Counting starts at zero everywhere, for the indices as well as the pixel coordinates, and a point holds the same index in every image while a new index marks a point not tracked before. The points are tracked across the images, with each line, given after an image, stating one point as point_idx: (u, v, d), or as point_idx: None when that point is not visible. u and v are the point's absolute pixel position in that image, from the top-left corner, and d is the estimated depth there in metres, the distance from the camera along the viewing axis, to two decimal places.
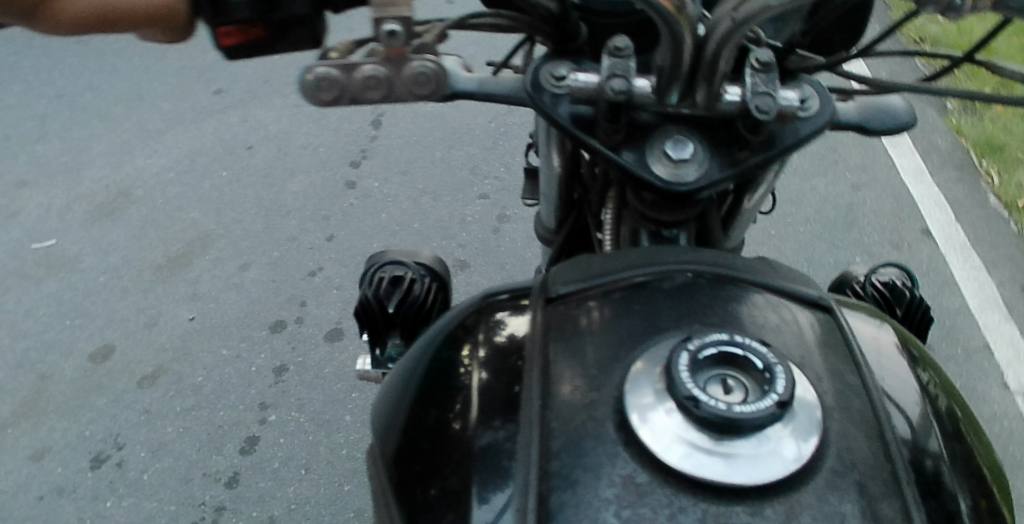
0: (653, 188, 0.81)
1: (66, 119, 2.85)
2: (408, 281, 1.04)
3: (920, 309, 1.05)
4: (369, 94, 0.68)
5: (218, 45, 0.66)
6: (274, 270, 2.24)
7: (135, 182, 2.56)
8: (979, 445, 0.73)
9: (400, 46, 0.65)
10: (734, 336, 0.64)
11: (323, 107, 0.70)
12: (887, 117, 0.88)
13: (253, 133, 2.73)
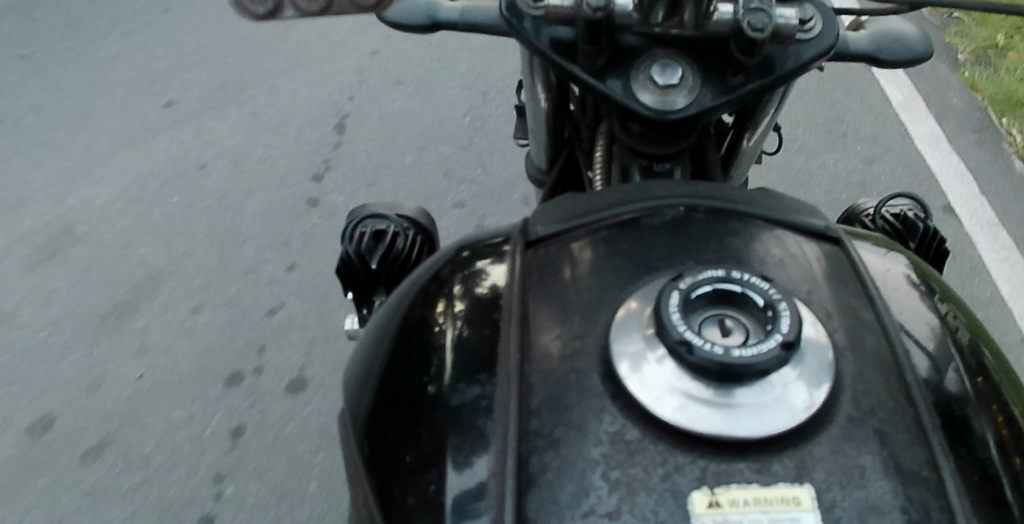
0: (643, 114, 0.92)
1: (38, 63, 2.68)
2: (391, 235, 1.31)
3: (927, 237, 1.31)
4: (307, 7, 0.65)
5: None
6: (267, 207, 2.14)
7: (78, 216, 2.13)
8: (1011, 387, 0.72)
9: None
10: (731, 273, 0.60)
11: (259, 24, 0.66)
12: (896, 49, 1.05)
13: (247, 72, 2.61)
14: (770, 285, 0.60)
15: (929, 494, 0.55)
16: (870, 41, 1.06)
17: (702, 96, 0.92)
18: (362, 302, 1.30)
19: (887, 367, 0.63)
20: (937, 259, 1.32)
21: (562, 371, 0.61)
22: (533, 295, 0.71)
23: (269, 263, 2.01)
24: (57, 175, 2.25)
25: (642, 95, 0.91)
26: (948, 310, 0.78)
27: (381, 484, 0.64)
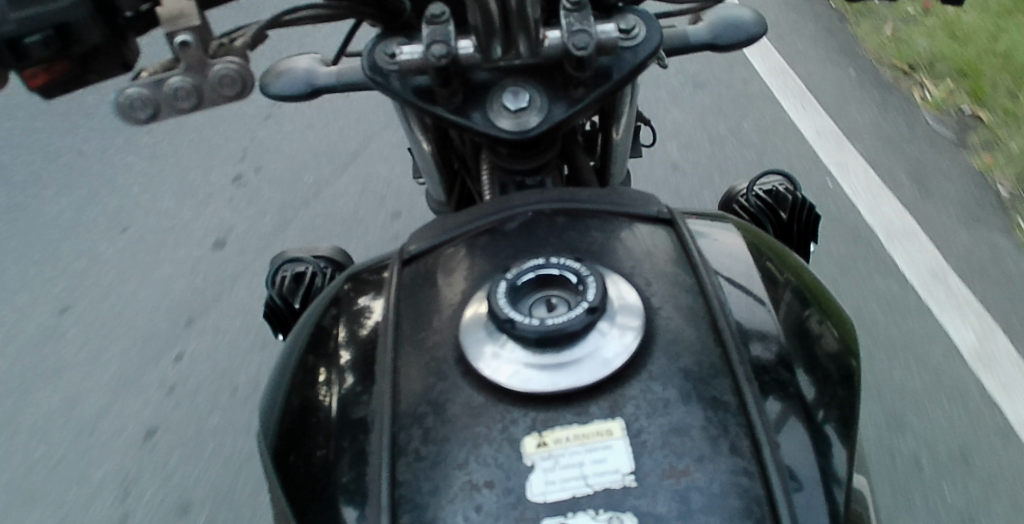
0: (505, 139, 1.03)
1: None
2: (310, 275, 1.42)
3: (801, 207, 1.42)
4: (181, 105, 0.77)
5: (30, 87, 0.78)
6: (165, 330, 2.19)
7: None
8: (826, 327, 0.85)
9: (198, 53, 0.76)
10: (549, 259, 0.72)
11: (144, 126, 0.78)
12: (740, 30, 1.19)
13: (173, 166, 2.82)
14: (582, 264, 0.72)
15: (731, 414, 0.66)
16: (709, 30, 1.21)
17: (552, 112, 1.02)
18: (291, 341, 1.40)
19: (700, 319, 0.75)
20: (810, 226, 1.43)
21: (425, 362, 0.73)
22: (405, 304, 0.82)
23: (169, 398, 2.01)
24: None
25: (499, 122, 1.02)
26: (773, 266, 0.91)
27: (282, 469, 0.74)
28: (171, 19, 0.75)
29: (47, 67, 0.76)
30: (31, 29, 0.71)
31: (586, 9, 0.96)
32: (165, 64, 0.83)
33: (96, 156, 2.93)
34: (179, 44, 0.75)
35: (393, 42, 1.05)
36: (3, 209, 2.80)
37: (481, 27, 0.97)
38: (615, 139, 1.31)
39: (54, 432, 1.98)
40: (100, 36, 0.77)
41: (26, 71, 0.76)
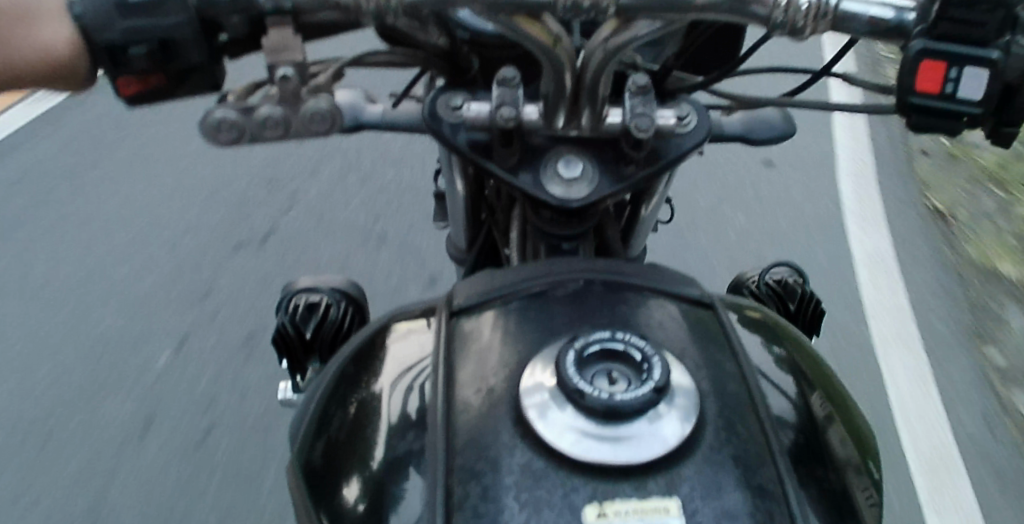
0: (552, 204, 1.07)
1: (66, 214, 3.18)
2: (325, 306, 1.42)
3: (810, 303, 1.50)
4: (268, 133, 0.78)
5: (120, 94, 0.78)
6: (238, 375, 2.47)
7: (39, 414, 2.37)
8: (855, 432, 0.88)
9: (295, 87, 0.77)
10: (616, 333, 0.75)
11: (226, 148, 0.80)
12: (771, 132, 1.25)
13: (200, 237, 3.02)
14: (646, 341, 0.75)
15: (776, 505, 0.69)
16: (742, 124, 1.27)
17: (601, 184, 1.08)
18: (296, 369, 1.40)
19: (745, 407, 0.78)
20: (814, 320, 1.50)
21: (479, 417, 0.74)
22: (456, 353, 0.84)
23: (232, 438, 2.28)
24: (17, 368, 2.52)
25: (551, 187, 1.07)
26: (804, 365, 0.94)
27: (339, 519, 0.78)
28: (274, 51, 0.76)
29: (142, 77, 0.77)
30: (134, 42, 0.73)
31: (650, 94, 1.03)
32: (248, 86, 0.86)
33: (133, 216, 3.14)
34: (279, 76, 0.76)
35: (457, 95, 1.09)
36: (69, 237, 3.06)
37: (552, 94, 1.00)
38: (642, 215, 1.37)
39: (124, 456, 2.24)
40: (200, 56, 0.77)
41: (120, 79, 0.77)
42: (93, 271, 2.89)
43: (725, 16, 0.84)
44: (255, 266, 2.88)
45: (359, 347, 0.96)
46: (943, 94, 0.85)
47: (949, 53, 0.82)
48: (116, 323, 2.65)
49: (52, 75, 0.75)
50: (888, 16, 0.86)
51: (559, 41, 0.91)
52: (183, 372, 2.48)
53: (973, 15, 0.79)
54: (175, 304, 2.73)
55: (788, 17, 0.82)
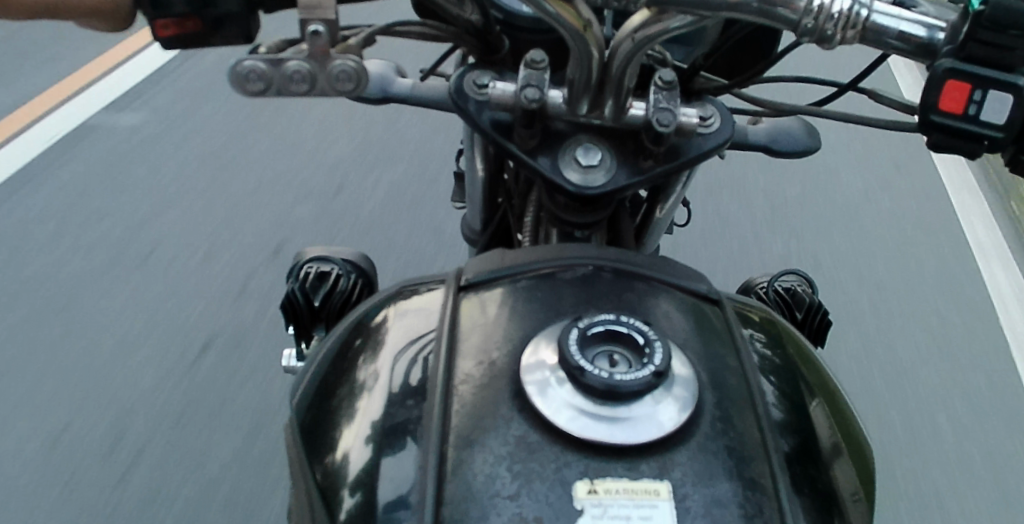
0: (568, 190, 1.08)
1: (84, 147, 3.15)
2: (335, 276, 1.43)
3: (817, 313, 1.50)
4: (294, 87, 0.78)
5: (155, 36, 0.79)
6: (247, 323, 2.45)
7: (42, 338, 2.35)
8: (852, 439, 0.88)
9: (324, 44, 0.77)
10: (620, 317, 0.75)
11: (252, 99, 0.79)
12: (791, 144, 1.24)
13: (210, 188, 2.97)
14: (650, 328, 0.75)
15: (766, 499, 0.70)
16: (766, 134, 1.26)
17: (617, 175, 1.08)
18: (302, 336, 1.40)
19: (743, 402, 0.78)
20: (820, 330, 1.51)
21: (479, 388, 0.75)
22: (462, 325, 0.84)
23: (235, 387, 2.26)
24: (24, 295, 2.50)
25: (569, 173, 1.07)
26: (806, 370, 0.94)
27: (333, 481, 0.80)
28: (308, 7, 0.77)
29: (178, 20, 0.78)
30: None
31: (676, 91, 1.04)
32: (279, 44, 0.88)
33: (153, 157, 3.12)
34: (310, 32, 0.76)
35: (483, 73, 1.10)
36: (85, 170, 3.03)
37: (578, 81, 1.01)
38: (657, 216, 1.37)
39: (122, 389, 2.21)
40: (236, 3, 0.78)
41: (158, 20, 0.77)
42: (97, 214, 2.83)
43: (751, 17, 0.82)
44: (267, 220, 2.84)
45: (368, 315, 0.97)
46: (966, 115, 0.84)
47: (974, 76, 0.81)
48: (116, 266, 2.60)
49: (95, 9, 0.75)
50: (919, 33, 0.87)
51: (588, 26, 0.92)
52: (181, 319, 2.42)
53: (1004, 40, 0.78)
54: (178, 251, 2.67)
55: (817, 24, 0.83)
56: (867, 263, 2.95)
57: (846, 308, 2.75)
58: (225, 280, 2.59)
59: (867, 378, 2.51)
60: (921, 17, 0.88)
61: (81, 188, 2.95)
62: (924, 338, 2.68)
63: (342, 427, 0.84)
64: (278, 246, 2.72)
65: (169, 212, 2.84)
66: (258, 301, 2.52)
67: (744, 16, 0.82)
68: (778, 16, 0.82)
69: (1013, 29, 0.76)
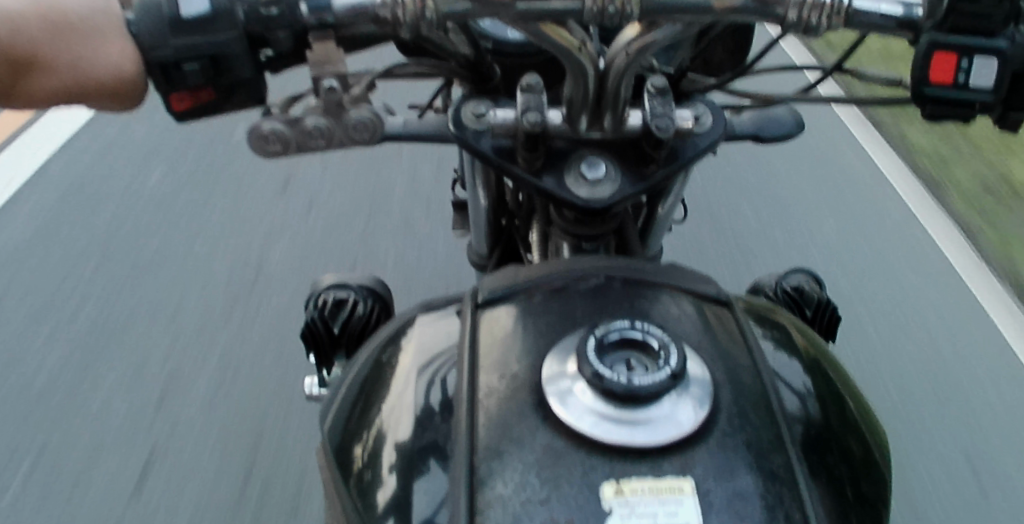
0: (576, 205, 1.11)
1: (99, 192, 3.20)
2: (352, 302, 1.45)
3: (826, 309, 1.56)
4: (312, 143, 0.82)
5: (170, 109, 0.81)
6: (267, 349, 2.48)
7: (70, 381, 2.38)
8: (865, 423, 0.92)
9: (339, 97, 0.80)
10: (634, 323, 0.78)
11: (273, 158, 0.83)
12: (777, 128, 1.31)
13: (216, 227, 3.00)
14: (662, 332, 0.78)
15: (786, 488, 0.72)
16: (752, 123, 1.32)
17: (622, 185, 1.12)
18: (323, 363, 1.45)
19: (758, 397, 0.81)
20: (830, 326, 1.56)
21: (504, 400, 0.78)
22: (480, 341, 0.87)
23: (258, 409, 2.29)
24: (49, 338, 2.54)
25: (575, 188, 1.11)
26: (818, 359, 0.98)
27: (368, 504, 0.83)
28: (318, 64, 0.79)
29: (192, 92, 0.80)
30: (184, 57, 0.76)
31: (668, 96, 1.09)
32: (287, 100, 0.90)
33: (166, 197, 3.17)
34: (325, 88, 0.79)
35: (481, 103, 1.14)
36: (102, 214, 3.08)
37: (576, 98, 1.05)
38: (659, 212, 1.46)
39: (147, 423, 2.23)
40: (247, 71, 0.80)
41: (172, 94, 0.79)
42: (104, 258, 2.85)
43: (747, 18, 0.89)
44: (280, 250, 2.88)
45: (387, 344, 1.01)
46: (956, 84, 0.88)
47: (961, 45, 0.86)
48: (128, 310, 2.62)
49: (113, 93, 0.77)
50: (897, 12, 0.90)
51: (583, 46, 0.96)
52: (194, 358, 2.44)
53: (982, 8, 0.84)
54: (188, 292, 2.69)
55: (802, 16, 0.87)
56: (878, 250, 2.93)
57: (861, 299, 2.72)
58: (235, 315, 2.60)
59: (885, 359, 2.51)
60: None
61: (88, 235, 2.98)
62: (943, 320, 2.65)
63: (372, 449, 0.88)
64: (286, 279, 2.75)
65: (177, 253, 2.87)
66: (268, 333, 2.53)
67: (744, 18, 0.89)
68: (773, 12, 0.88)
69: None
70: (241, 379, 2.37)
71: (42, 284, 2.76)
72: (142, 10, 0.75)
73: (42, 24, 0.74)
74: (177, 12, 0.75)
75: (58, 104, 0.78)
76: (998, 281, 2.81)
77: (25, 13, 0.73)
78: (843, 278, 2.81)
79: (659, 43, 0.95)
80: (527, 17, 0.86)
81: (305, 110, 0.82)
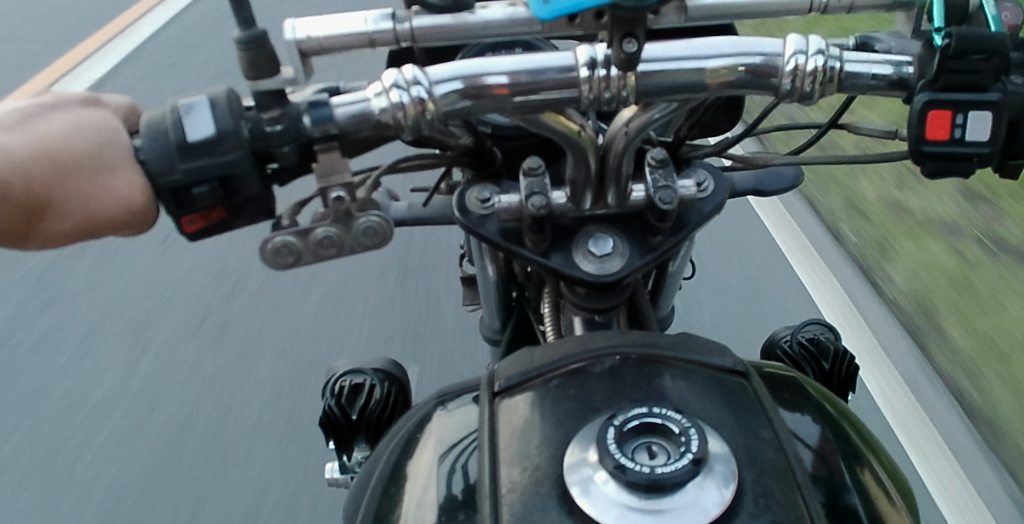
0: (585, 280, 1.12)
1: (115, 284, 3.27)
2: (368, 387, 1.47)
3: (844, 359, 1.55)
4: (326, 252, 0.85)
5: (183, 232, 0.85)
6: (296, 430, 2.54)
7: (100, 478, 2.42)
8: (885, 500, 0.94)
9: (347, 206, 0.85)
10: (652, 409, 0.79)
11: (286, 270, 0.87)
12: (782, 181, 1.32)
13: (227, 311, 3.04)
14: (681, 416, 0.78)
15: None
16: (753, 178, 1.33)
17: (631, 257, 1.12)
18: (343, 449, 1.44)
19: (783, 473, 0.81)
20: (850, 376, 1.54)
21: (526, 494, 0.78)
22: (500, 433, 0.87)
23: (289, 492, 2.35)
24: (78, 436, 2.58)
25: (583, 265, 1.12)
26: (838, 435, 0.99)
27: None
28: (327, 175, 0.85)
29: (203, 213, 0.84)
30: (194, 180, 0.79)
31: (669, 167, 1.10)
32: (295, 207, 0.92)
33: (180, 281, 3.23)
34: (334, 198, 0.84)
35: (485, 188, 1.16)
36: (121, 303, 3.15)
37: (579, 179, 1.06)
38: (671, 269, 1.45)
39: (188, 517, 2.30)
40: (256, 188, 0.83)
41: (184, 218, 0.84)
42: (117, 352, 2.89)
43: (740, 89, 0.90)
44: (296, 327, 2.93)
45: (406, 435, 1.02)
46: (951, 139, 0.90)
47: (954, 102, 0.88)
48: (150, 403, 2.66)
49: (126, 223, 0.80)
50: (888, 72, 0.92)
51: (582, 130, 0.97)
52: (218, 453, 2.47)
53: (971, 65, 0.86)
54: (204, 382, 2.73)
55: (795, 85, 0.89)
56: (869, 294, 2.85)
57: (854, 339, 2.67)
58: (253, 405, 2.63)
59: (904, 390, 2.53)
60: (888, 56, 0.93)
61: (99, 328, 3.03)
62: None
63: None
64: (299, 362, 2.78)
65: (190, 342, 2.91)
66: (286, 427, 2.56)
67: (736, 90, 0.90)
68: (770, 84, 0.89)
69: (975, 54, 0.85)
70: (269, 465, 2.43)
71: (57, 380, 2.81)
72: (149, 136, 0.79)
73: (52, 166, 0.75)
74: (183, 137, 0.78)
75: (66, 243, 0.79)
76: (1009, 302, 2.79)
77: (36, 156, 0.75)
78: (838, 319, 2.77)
79: (656, 122, 0.97)
80: (527, 108, 0.87)
81: (314, 221, 0.86)
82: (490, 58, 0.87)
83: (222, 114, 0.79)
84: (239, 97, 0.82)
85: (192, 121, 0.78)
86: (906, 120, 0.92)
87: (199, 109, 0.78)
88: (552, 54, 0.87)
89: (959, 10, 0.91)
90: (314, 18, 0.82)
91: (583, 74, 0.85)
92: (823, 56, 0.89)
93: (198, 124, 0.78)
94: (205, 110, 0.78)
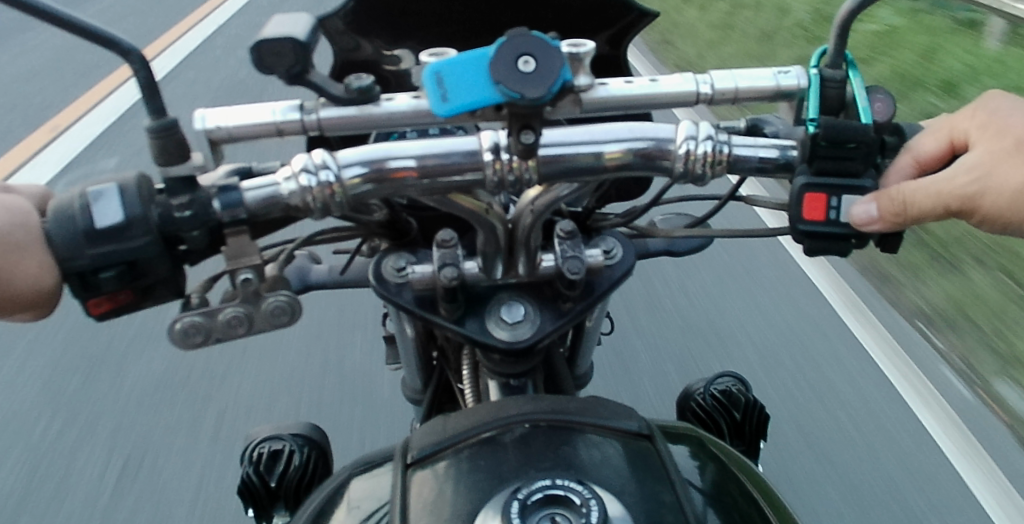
0: (498, 347, 1.15)
1: (27, 345, 3.13)
2: (287, 453, 1.45)
3: (754, 409, 1.63)
4: (233, 331, 0.86)
5: (90, 313, 0.85)
6: (218, 497, 2.49)
7: None
8: None
9: (255, 287, 0.87)
10: (555, 480, 0.82)
11: (194, 349, 0.87)
12: (688, 244, 1.41)
13: (143, 372, 2.93)
14: (582, 485, 0.82)
15: None
16: (663, 241, 1.41)
17: (541, 323, 1.17)
18: (262, 516, 1.41)
19: None
20: (760, 426, 1.63)
21: None
22: (411, 507, 0.89)
23: None
24: None
25: (495, 331, 1.15)
26: (739, 485, 1.05)
27: None
28: (235, 258, 0.87)
29: (110, 296, 0.84)
30: (102, 265, 0.79)
31: (577, 238, 1.16)
32: (206, 283, 0.93)
33: (96, 341, 3.12)
34: (242, 280, 0.86)
35: (401, 257, 1.19)
36: (34, 367, 3.02)
37: (488, 249, 1.10)
38: (587, 326, 1.51)
39: None
40: (166, 270, 0.84)
41: (91, 300, 0.83)
42: (26, 426, 2.75)
43: (637, 171, 0.96)
44: (219, 386, 2.87)
45: (318, 505, 1.02)
46: (828, 219, 0.97)
47: (829, 186, 0.96)
48: (63, 475, 2.57)
49: (31, 301, 0.78)
50: (774, 155, 0.99)
51: (489, 207, 1.02)
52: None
53: (844, 153, 0.95)
54: (121, 456, 2.63)
55: (687, 168, 0.96)
56: (805, 357, 2.99)
57: (882, 402, 2.78)
58: (176, 478, 2.55)
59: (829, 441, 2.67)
60: (773, 140, 1.01)
61: (6, 402, 2.87)
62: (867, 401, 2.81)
63: None
64: (223, 424, 2.73)
65: (103, 411, 2.79)
66: (210, 502, 2.48)
67: (632, 172, 0.96)
68: (660, 165, 0.96)
69: (848, 142, 0.94)
70: None
71: None
72: (58, 220, 0.78)
73: None
74: (92, 223, 0.78)
75: None
76: (973, 358, 2.92)
77: None
78: (863, 379, 2.87)
79: (558, 199, 1.02)
80: (435, 189, 0.91)
81: (223, 301, 0.87)
82: (396, 142, 0.90)
83: (132, 201, 0.80)
84: (149, 182, 0.84)
85: (100, 207, 0.79)
86: (787, 200, 1.00)
87: (109, 196, 0.79)
88: (457, 138, 0.91)
89: (835, 101, 0.98)
90: (223, 108, 0.85)
91: (487, 157, 0.90)
92: (713, 141, 0.96)
93: (106, 211, 0.79)
94: (114, 197, 0.79)
